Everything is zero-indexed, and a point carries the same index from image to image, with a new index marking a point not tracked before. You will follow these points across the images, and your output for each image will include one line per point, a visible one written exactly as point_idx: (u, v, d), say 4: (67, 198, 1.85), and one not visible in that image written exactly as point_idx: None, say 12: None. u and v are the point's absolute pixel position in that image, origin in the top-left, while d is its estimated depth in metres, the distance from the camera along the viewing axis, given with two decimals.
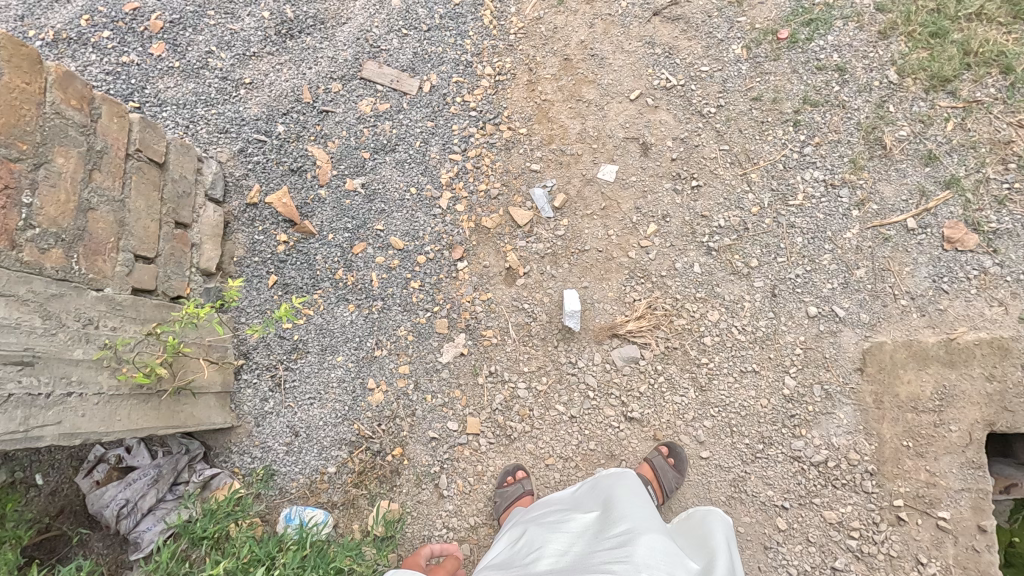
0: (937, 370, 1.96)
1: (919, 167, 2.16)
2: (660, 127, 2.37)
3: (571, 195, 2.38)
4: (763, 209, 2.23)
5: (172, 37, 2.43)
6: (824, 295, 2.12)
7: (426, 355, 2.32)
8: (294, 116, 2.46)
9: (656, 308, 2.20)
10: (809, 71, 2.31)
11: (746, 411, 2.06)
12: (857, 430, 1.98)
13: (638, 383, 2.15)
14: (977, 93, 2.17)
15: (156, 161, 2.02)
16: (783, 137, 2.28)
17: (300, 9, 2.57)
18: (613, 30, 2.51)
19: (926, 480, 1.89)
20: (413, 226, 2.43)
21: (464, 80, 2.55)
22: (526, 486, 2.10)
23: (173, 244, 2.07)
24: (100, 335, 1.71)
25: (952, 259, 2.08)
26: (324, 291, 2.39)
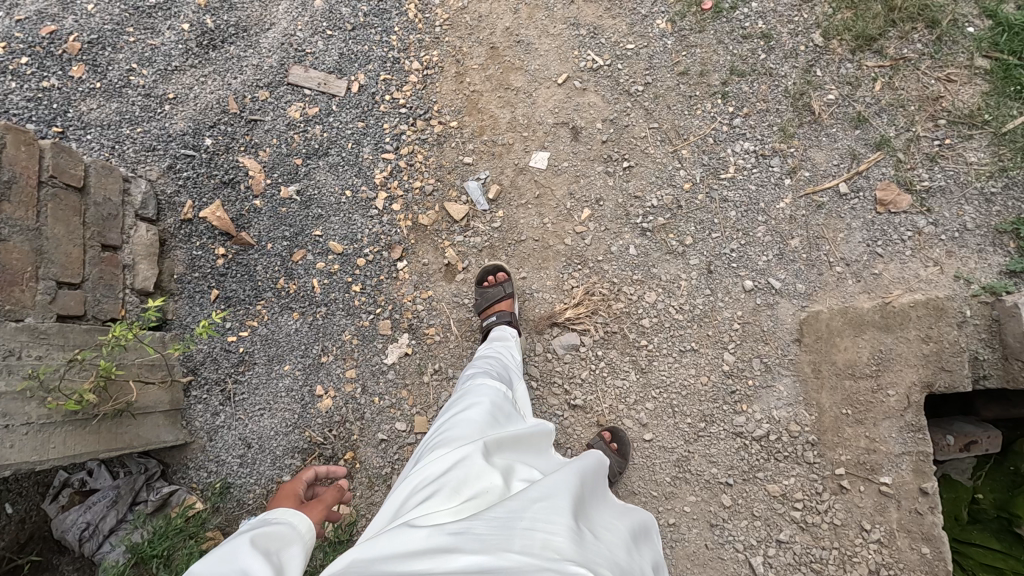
0: (873, 336, 1.94)
1: (849, 130, 2.13)
2: (590, 109, 2.34)
3: (505, 185, 2.36)
4: (695, 184, 2.20)
5: (92, 58, 2.41)
6: (759, 267, 2.09)
7: (372, 357, 2.32)
8: (222, 127, 2.44)
9: (594, 293, 2.19)
10: (735, 40, 2.26)
11: (686, 391, 2.04)
12: (797, 401, 1.96)
13: (579, 370, 2.14)
14: (903, 50, 2.13)
15: (75, 185, 2.00)
16: (712, 110, 2.24)
17: (220, 18, 2.54)
18: (537, 14, 2.46)
19: (867, 446, 1.88)
20: (351, 229, 2.42)
21: (393, 77, 2.52)
22: (507, 289, 2.18)
23: (101, 267, 2.06)
24: (24, 366, 1.72)
25: (886, 221, 2.05)
26: (267, 302, 2.38)
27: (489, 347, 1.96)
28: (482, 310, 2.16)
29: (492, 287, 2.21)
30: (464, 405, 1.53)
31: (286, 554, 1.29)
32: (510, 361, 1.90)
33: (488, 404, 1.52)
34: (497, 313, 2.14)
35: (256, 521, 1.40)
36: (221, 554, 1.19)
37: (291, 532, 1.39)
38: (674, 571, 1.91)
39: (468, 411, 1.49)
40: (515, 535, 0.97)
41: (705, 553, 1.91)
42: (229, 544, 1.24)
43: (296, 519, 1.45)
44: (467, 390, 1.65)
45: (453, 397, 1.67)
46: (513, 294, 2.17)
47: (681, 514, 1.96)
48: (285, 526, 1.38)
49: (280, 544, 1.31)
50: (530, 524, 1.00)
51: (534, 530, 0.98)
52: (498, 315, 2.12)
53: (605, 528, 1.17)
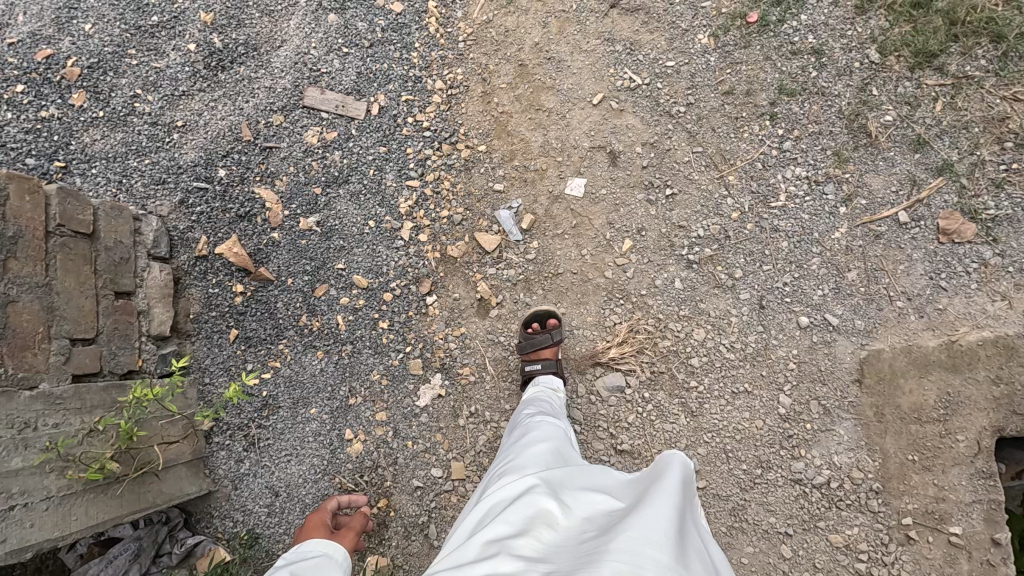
0: (939, 377, 1.84)
1: (908, 154, 2.00)
2: (628, 132, 2.19)
3: (539, 214, 2.23)
4: (744, 214, 2.07)
5: (93, 84, 2.25)
6: (815, 303, 1.98)
7: (403, 399, 2.20)
8: (236, 156, 2.29)
9: (638, 330, 2.07)
10: (783, 57, 2.11)
11: (741, 435, 1.95)
12: (859, 446, 1.87)
13: (625, 413, 2.03)
14: (966, 67, 1.99)
15: (85, 231, 1.85)
16: (759, 133, 2.10)
17: (229, 37, 2.37)
18: (569, 28, 2.31)
19: (935, 495, 1.79)
20: (376, 262, 2.29)
21: (415, 98, 2.37)
22: (555, 336, 2.04)
23: (115, 316, 1.92)
24: (40, 437, 1.59)
25: (949, 252, 1.94)
26: (289, 341, 2.25)
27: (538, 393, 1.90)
28: (525, 355, 2.02)
29: (538, 333, 2.06)
30: (528, 444, 1.53)
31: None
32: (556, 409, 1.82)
33: (551, 443, 1.52)
34: (541, 360, 2.01)
35: (292, 552, 1.51)
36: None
37: (328, 565, 1.48)
38: None
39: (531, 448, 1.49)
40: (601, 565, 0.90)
41: None
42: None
43: (333, 549, 1.56)
44: (528, 430, 1.65)
45: (514, 436, 1.66)
46: (559, 341, 2.04)
47: (739, 566, 1.87)
48: (320, 556, 1.51)
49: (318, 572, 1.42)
50: (618, 553, 0.92)
51: (619, 559, 0.91)
52: (544, 363, 2.00)
53: (696, 555, 1.07)
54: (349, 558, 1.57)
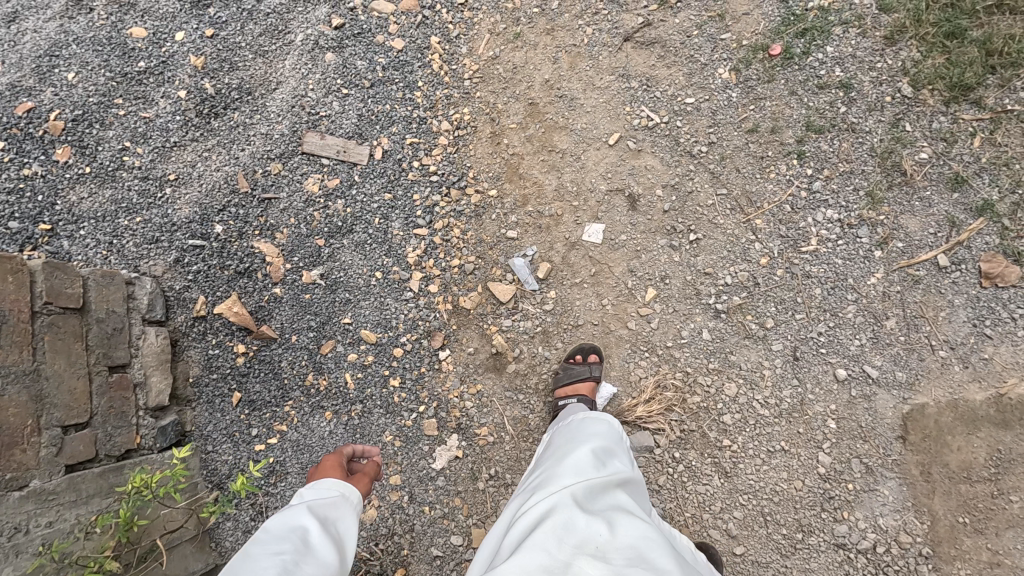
0: (989, 433, 1.74)
1: (946, 194, 1.90)
2: (647, 173, 2.08)
3: (556, 262, 2.11)
4: (773, 259, 1.97)
5: (78, 138, 2.12)
6: (852, 353, 1.88)
7: (418, 462, 2.08)
8: (233, 209, 2.16)
9: (666, 385, 1.96)
10: (810, 91, 2.01)
11: (779, 497, 1.84)
12: (905, 508, 1.76)
13: (655, 475, 1.92)
14: (1005, 100, 1.88)
15: (74, 305, 1.73)
16: (786, 172, 2.00)
17: (221, 81, 2.25)
18: (581, 64, 2.20)
19: (990, 560, 1.69)
20: (384, 315, 2.16)
21: (420, 140, 2.25)
22: (595, 373, 1.96)
23: (109, 393, 1.79)
24: (34, 540, 1.47)
25: (993, 298, 1.83)
26: (295, 403, 2.12)
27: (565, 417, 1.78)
28: (561, 389, 1.94)
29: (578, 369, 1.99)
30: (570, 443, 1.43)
31: (341, 525, 1.29)
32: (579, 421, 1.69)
33: (603, 438, 1.41)
34: (576, 395, 1.90)
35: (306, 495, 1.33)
36: (282, 518, 1.23)
37: (343, 504, 1.34)
38: None
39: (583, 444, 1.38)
40: None
41: None
42: (286, 513, 1.24)
43: (348, 490, 1.39)
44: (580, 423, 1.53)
45: (562, 432, 1.55)
46: (598, 378, 1.95)
47: None
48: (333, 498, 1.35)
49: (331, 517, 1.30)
50: None
51: None
52: (579, 398, 1.88)
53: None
54: (362, 503, 1.41)
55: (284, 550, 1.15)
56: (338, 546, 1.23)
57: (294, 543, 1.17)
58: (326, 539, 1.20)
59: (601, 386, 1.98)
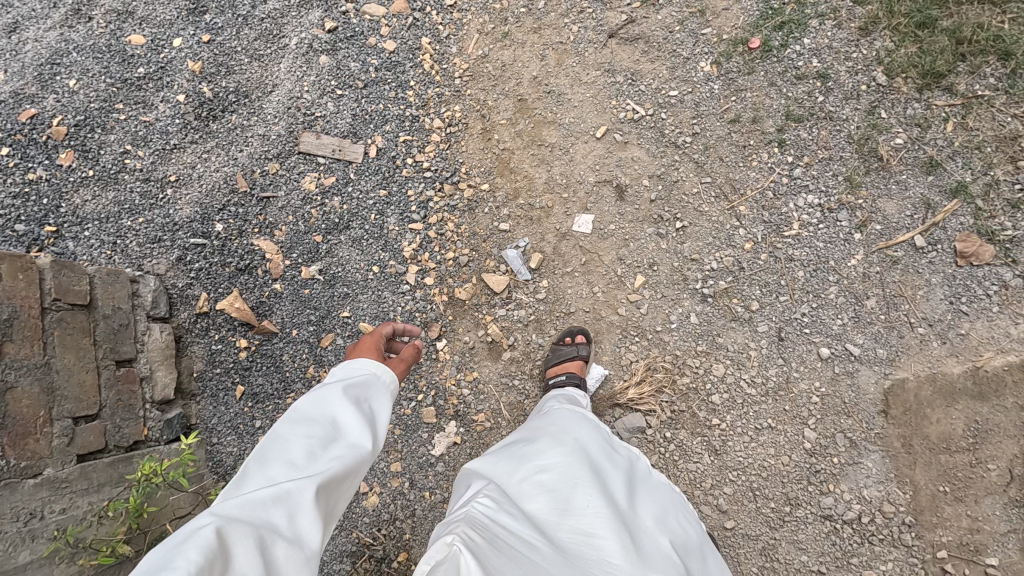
0: (966, 405, 1.81)
1: (921, 177, 1.97)
2: (634, 165, 2.15)
3: (547, 253, 2.18)
4: (757, 244, 2.03)
5: (80, 143, 2.18)
6: (835, 333, 1.95)
7: (418, 449, 2.15)
8: (232, 208, 2.23)
9: (656, 368, 2.03)
10: (788, 82, 2.08)
11: (767, 472, 1.91)
12: (888, 479, 1.84)
13: (647, 454, 1.98)
14: (975, 86, 1.96)
15: (82, 302, 1.79)
16: (768, 160, 2.06)
17: (218, 85, 2.32)
18: (567, 60, 2.27)
19: (969, 527, 1.76)
20: (382, 308, 2.22)
21: (413, 138, 2.32)
22: (583, 352, 2.02)
23: (117, 387, 1.85)
24: (48, 526, 1.53)
25: (968, 276, 1.91)
26: (297, 394, 2.17)
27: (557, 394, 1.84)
28: (550, 369, 2.00)
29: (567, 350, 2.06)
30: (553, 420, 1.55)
31: (374, 407, 1.26)
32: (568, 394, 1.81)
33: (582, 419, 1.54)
34: (564, 372, 1.96)
35: (340, 372, 1.32)
36: (315, 401, 1.19)
37: (375, 384, 1.32)
38: None
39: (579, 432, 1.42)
40: None
41: None
42: (319, 396, 1.21)
43: (380, 370, 1.37)
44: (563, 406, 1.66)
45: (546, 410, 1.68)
46: (587, 357, 2.01)
47: None
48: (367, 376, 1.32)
49: (363, 399, 1.26)
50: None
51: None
52: (567, 375, 1.95)
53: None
54: (395, 382, 1.39)
55: (319, 436, 1.11)
56: (371, 427, 1.20)
57: (328, 428, 1.14)
58: (361, 420, 1.18)
59: (590, 366, 2.05)
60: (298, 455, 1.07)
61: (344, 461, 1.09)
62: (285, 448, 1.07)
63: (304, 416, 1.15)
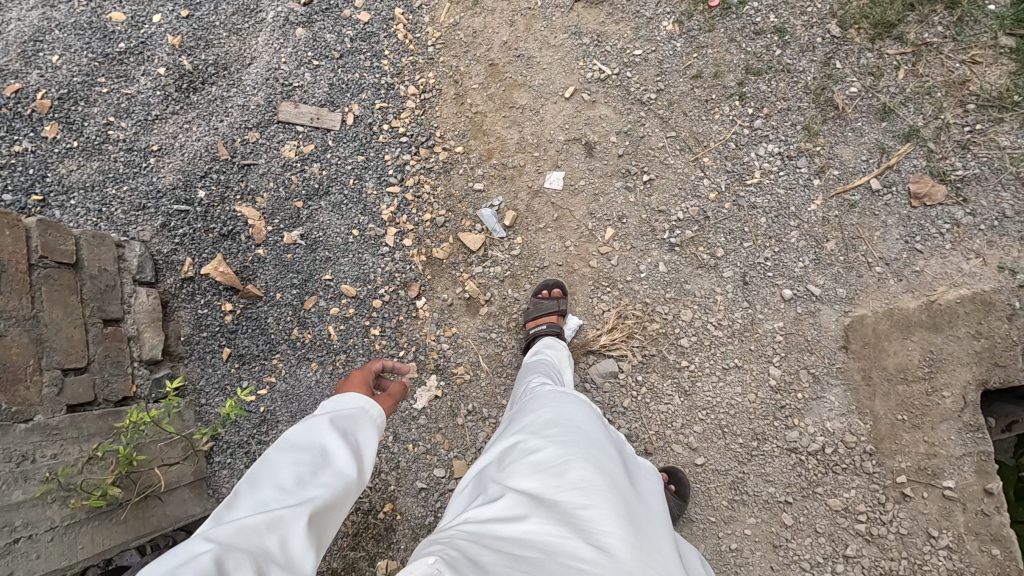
0: (922, 337, 1.89)
1: (876, 123, 2.05)
2: (601, 122, 2.23)
3: (521, 210, 2.25)
4: (721, 193, 2.11)
5: (64, 115, 2.25)
6: (797, 275, 2.02)
7: (401, 403, 2.20)
8: (214, 175, 2.30)
9: (627, 316, 2.10)
10: (747, 37, 2.16)
11: (735, 410, 1.98)
12: (849, 411, 1.91)
13: (621, 398, 2.06)
14: (925, 34, 2.04)
15: (68, 261, 1.85)
16: (730, 113, 2.14)
17: (197, 58, 2.38)
18: (535, 25, 2.35)
19: (926, 452, 1.84)
20: (362, 270, 2.29)
21: (389, 105, 2.39)
22: (562, 306, 2.10)
23: (105, 344, 1.92)
24: (40, 468, 1.59)
25: (922, 215, 1.98)
26: (283, 355, 2.23)
27: (541, 354, 1.88)
28: (530, 320, 2.08)
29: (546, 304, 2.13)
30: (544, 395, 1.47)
31: (362, 438, 1.24)
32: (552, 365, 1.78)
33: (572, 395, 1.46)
34: (544, 323, 2.05)
35: (330, 403, 1.30)
36: (304, 429, 1.19)
37: (363, 415, 1.30)
38: None
39: (572, 409, 1.35)
40: None
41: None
42: (309, 424, 1.20)
43: (372, 404, 1.34)
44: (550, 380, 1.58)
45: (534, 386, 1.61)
46: (565, 311, 2.09)
47: (742, 538, 1.91)
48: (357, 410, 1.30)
49: (353, 432, 1.24)
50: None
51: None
52: (547, 325, 2.03)
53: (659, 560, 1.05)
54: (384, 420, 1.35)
55: (307, 463, 1.11)
56: (358, 459, 1.19)
57: (316, 454, 1.14)
58: (349, 451, 1.17)
59: (567, 318, 2.12)
60: (288, 480, 1.07)
61: (332, 491, 1.09)
62: (274, 472, 1.08)
63: (293, 443, 1.15)
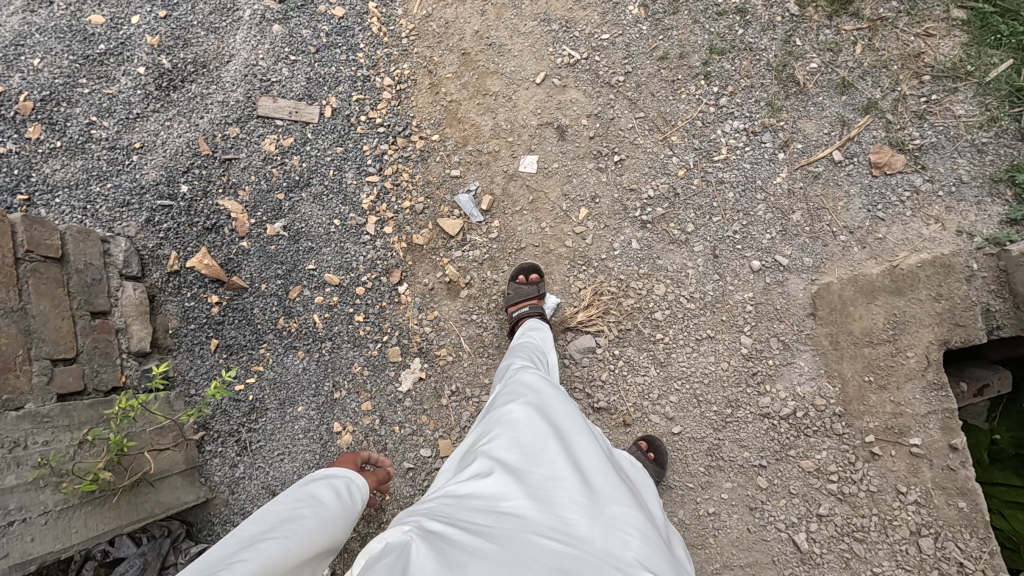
0: (886, 301, 1.95)
1: (836, 97, 2.11)
2: (572, 106, 2.29)
3: (497, 194, 2.31)
4: (690, 170, 2.17)
5: (46, 116, 2.30)
6: (764, 246, 2.08)
7: (386, 387, 2.25)
8: (196, 171, 2.35)
9: (602, 293, 2.16)
10: (710, 18, 2.23)
11: (709, 379, 2.04)
12: (819, 375, 1.97)
13: (599, 372, 2.11)
14: (880, 10, 2.12)
15: (54, 255, 1.90)
16: (696, 92, 2.21)
17: (177, 57, 2.43)
18: (506, 14, 2.42)
19: (893, 411, 1.90)
20: (345, 258, 2.34)
21: (366, 97, 2.45)
22: (540, 290, 2.15)
23: (94, 336, 1.97)
24: (32, 454, 1.63)
25: (883, 184, 2.05)
26: (269, 344, 2.28)
27: (524, 337, 1.93)
28: (511, 305, 2.10)
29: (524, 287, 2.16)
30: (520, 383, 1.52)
31: (347, 500, 1.45)
32: (536, 351, 1.84)
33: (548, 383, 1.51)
34: (526, 307, 2.08)
35: (322, 472, 1.53)
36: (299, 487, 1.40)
37: (351, 483, 1.52)
38: (721, 559, 1.91)
39: (549, 398, 1.40)
40: (535, 550, 0.92)
41: (749, 537, 1.92)
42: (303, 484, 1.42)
43: (356, 475, 1.56)
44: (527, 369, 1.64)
45: (510, 374, 1.65)
46: (544, 295, 2.14)
47: (720, 502, 1.96)
48: (344, 479, 1.52)
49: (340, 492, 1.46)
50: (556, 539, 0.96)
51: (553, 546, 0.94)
52: (529, 309, 2.06)
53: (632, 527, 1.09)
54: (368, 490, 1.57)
55: (302, 512, 1.29)
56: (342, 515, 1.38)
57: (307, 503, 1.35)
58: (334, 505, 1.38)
59: (545, 297, 2.16)
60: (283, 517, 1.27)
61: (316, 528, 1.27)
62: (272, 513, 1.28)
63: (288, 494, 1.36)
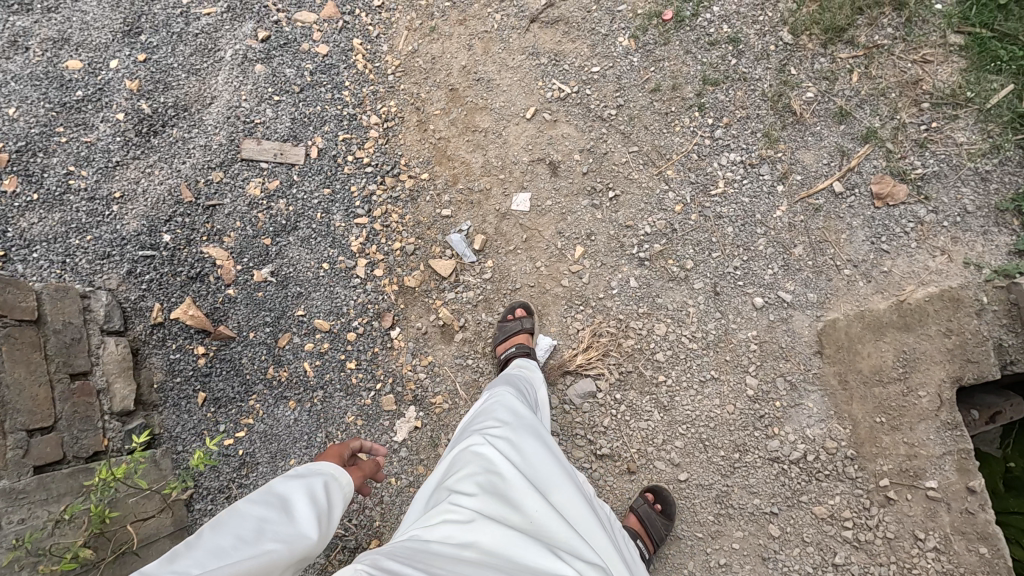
0: (894, 337, 1.88)
1: (834, 126, 2.06)
2: (564, 141, 2.24)
3: (490, 233, 2.24)
4: (687, 205, 2.11)
5: (22, 168, 2.23)
6: (767, 282, 2.02)
7: (380, 437, 2.16)
8: (179, 219, 2.28)
9: (601, 334, 2.09)
10: (702, 48, 2.18)
11: (715, 422, 1.97)
12: (829, 416, 1.91)
13: (600, 417, 2.04)
14: (875, 36, 2.07)
15: (30, 318, 1.83)
16: (690, 124, 2.15)
17: (157, 101, 2.37)
18: (493, 48, 2.37)
19: (907, 453, 1.83)
20: (335, 303, 2.26)
21: (352, 135, 2.39)
22: (526, 324, 2.09)
23: (73, 399, 1.89)
24: (7, 535, 1.57)
25: (886, 215, 1.99)
26: (259, 395, 2.20)
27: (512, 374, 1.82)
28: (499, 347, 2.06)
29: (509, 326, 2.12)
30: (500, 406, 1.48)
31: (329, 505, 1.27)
32: (521, 379, 1.79)
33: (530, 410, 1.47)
34: (513, 346, 2.03)
35: (303, 470, 1.35)
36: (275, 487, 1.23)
37: (333, 484, 1.33)
38: None
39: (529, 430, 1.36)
40: None
41: None
42: (279, 484, 1.25)
43: (341, 475, 1.38)
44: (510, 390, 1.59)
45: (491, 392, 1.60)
46: (531, 328, 2.09)
47: (731, 552, 1.88)
48: (328, 480, 1.33)
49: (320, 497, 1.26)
50: None
51: None
52: (516, 347, 2.02)
53: None
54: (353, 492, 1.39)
55: (267, 523, 1.11)
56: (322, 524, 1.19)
57: (280, 511, 1.17)
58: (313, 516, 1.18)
59: (538, 338, 2.12)
60: (247, 529, 1.09)
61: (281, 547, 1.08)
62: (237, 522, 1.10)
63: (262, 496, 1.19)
